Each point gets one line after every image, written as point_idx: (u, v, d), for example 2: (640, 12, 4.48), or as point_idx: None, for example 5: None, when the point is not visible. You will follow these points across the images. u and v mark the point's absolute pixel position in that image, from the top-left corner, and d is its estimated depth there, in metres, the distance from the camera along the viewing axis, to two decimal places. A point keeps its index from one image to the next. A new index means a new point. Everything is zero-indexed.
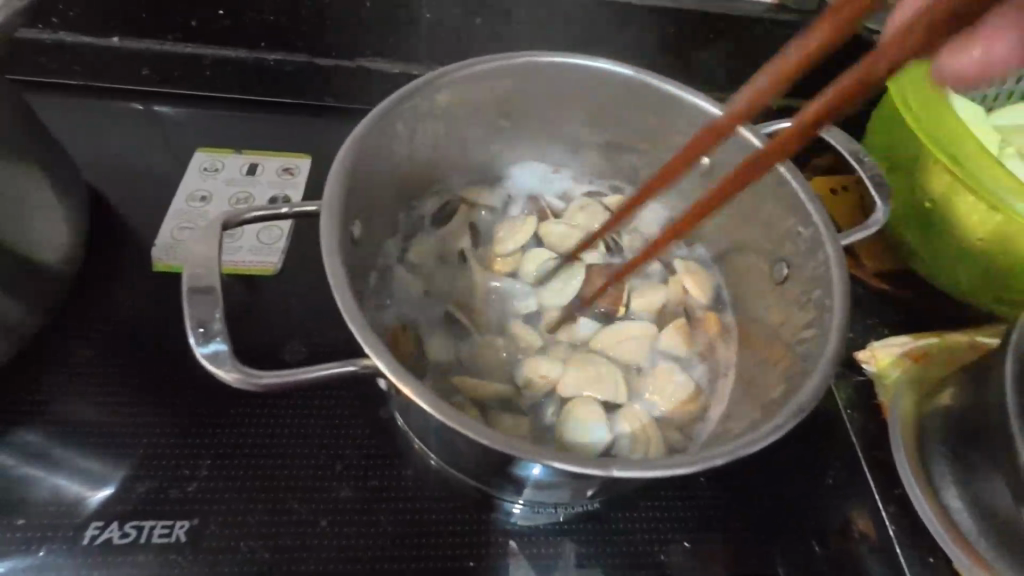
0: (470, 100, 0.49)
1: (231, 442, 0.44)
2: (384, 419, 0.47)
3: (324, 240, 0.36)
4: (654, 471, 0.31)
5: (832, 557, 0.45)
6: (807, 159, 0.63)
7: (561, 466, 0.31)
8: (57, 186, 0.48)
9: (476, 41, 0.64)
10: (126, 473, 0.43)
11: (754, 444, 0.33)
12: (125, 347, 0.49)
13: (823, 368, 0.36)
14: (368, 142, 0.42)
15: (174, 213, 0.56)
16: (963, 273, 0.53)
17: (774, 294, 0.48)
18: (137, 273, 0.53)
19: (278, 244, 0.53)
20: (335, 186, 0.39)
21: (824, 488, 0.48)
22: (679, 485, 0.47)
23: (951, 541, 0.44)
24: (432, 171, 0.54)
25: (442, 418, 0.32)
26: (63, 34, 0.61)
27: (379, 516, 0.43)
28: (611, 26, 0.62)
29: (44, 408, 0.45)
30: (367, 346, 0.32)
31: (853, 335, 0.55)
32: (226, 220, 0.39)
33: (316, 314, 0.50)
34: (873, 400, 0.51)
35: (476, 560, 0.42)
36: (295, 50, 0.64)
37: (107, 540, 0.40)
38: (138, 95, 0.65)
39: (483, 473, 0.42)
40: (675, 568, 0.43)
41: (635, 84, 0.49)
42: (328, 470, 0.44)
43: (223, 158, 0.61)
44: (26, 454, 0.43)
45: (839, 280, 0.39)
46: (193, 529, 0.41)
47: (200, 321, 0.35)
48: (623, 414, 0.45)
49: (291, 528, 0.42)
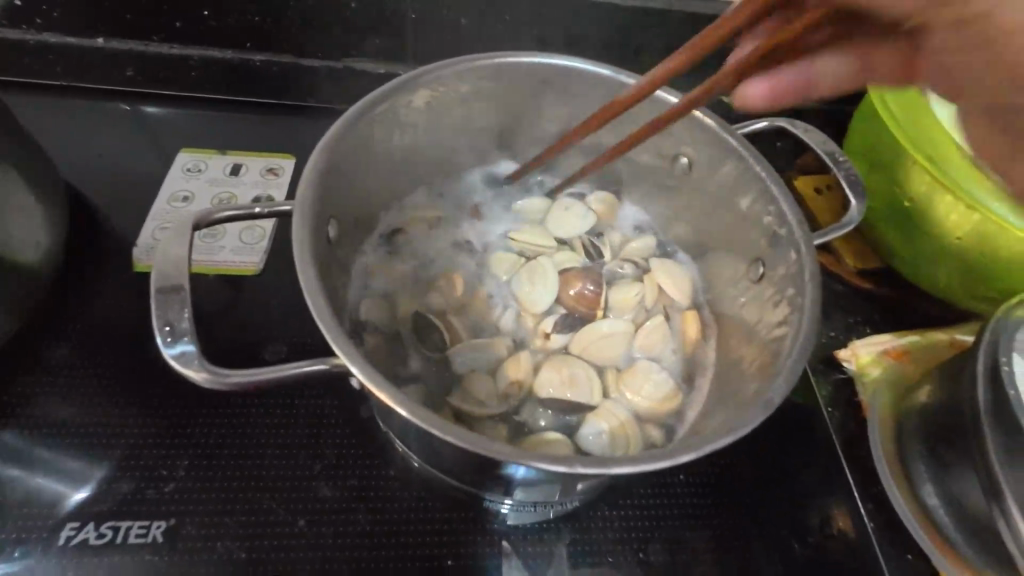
0: (449, 100, 0.49)
1: (210, 442, 0.44)
2: (365, 418, 0.47)
3: (298, 238, 0.36)
4: (623, 468, 0.31)
5: (810, 553, 0.46)
6: (791, 160, 0.64)
7: (536, 466, 0.31)
8: (36, 187, 0.48)
9: (461, 42, 0.64)
10: (104, 473, 0.43)
11: (725, 439, 0.33)
12: (104, 347, 0.48)
13: (794, 365, 0.36)
14: (345, 143, 0.42)
15: (156, 214, 0.56)
16: (943, 272, 0.53)
17: (751, 293, 0.48)
18: (118, 274, 0.53)
19: (260, 244, 0.53)
20: (310, 185, 0.39)
21: (803, 485, 0.48)
22: (659, 483, 0.47)
23: (926, 536, 0.44)
24: (414, 171, 0.54)
25: (419, 423, 0.32)
26: (47, 35, 0.61)
27: (358, 516, 0.43)
28: (595, 26, 0.63)
29: (20, 409, 0.45)
30: (340, 351, 0.32)
31: (833, 333, 0.55)
32: (202, 220, 0.39)
33: (297, 314, 0.50)
34: (854, 397, 0.52)
35: (455, 559, 0.42)
36: (280, 50, 0.64)
37: (82, 541, 0.40)
38: (123, 96, 0.65)
39: (461, 472, 0.42)
40: (654, 566, 0.44)
41: (614, 84, 0.49)
42: (307, 470, 0.44)
43: (206, 158, 0.61)
44: (3, 455, 0.43)
45: (811, 279, 0.40)
46: (170, 529, 0.41)
47: (168, 320, 0.35)
48: (602, 412, 0.45)
49: (268, 528, 0.41)
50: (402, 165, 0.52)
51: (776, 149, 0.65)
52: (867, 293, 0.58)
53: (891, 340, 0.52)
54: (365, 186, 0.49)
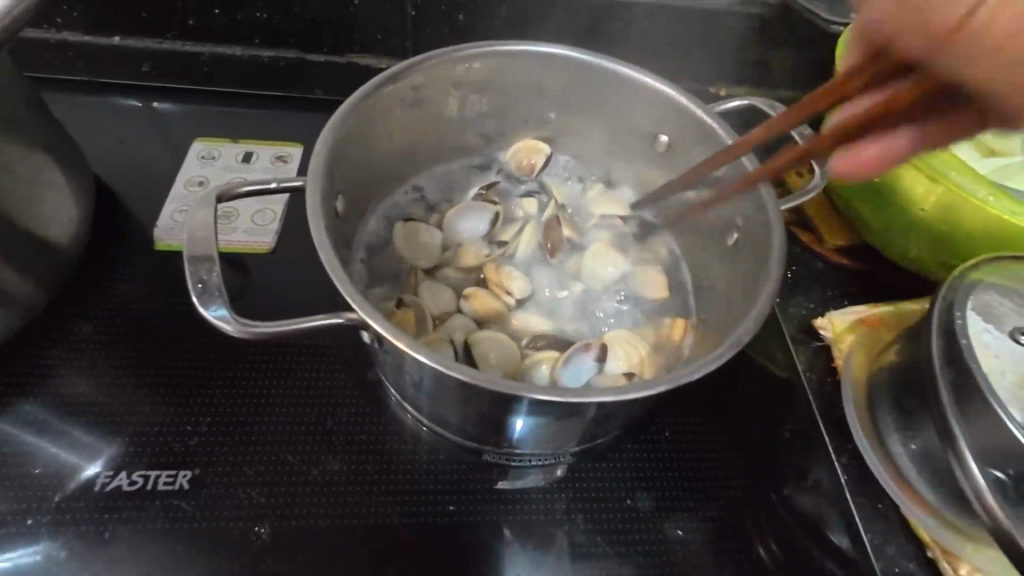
0: (447, 86, 0.53)
1: (230, 401, 0.48)
2: (372, 381, 0.51)
3: (312, 205, 0.39)
4: (608, 397, 0.36)
5: (786, 502, 0.49)
6: (770, 143, 0.67)
7: (532, 395, 0.35)
8: (66, 169, 0.52)
9: (458, 36, 0.68)
10: (132, 430, 0.47)
11: (698, 371, 0.37)
12: (127, 322, 0.52)
13: (760, 311, 0.40)
14: (352, 125, 0.46)
15: (174, 197, 0.60)
16: (914, 244, 0.56)
17: (726, 259, 0.52)
18: (143, 253, 0.56)
19: (271, 225, 0.56)
20: (322, 160, 0.42)
21: (781, 441, 0.52)
22: (643, 438, 0.51)
23: (895, 485, 0.48)
24: (413, 157, 0.58)
25: (433, 362, 0.36)
26: (67, 33, 0.65)
27: (366, 467, 0.47)
28: (584, 21, 0.66)
29: (49, 380, 0.49)
30: (355, 303, 0.36)
31: (812, 303, 0.59)
32: (224, 194, 0.42)
33: (307, 287, 0.54)
34: (829, 362, 0.55)
35: (457, 505, 0.46)
36: (287, 46, 0.68)
37: (116, 488, 0.44)
38: (137, 91, 0.69)
39: (463, 426, 0.46)
40: (641, 512, 0.47)
41: (598, 69, 0.52)
42: (319, 427, 0.48)
43: (219, 146, 0.64)
44: (31, 423, 0.47)
45: (777, 239, 0.44)
46: (195, 477, 0.44)
47: (200, 278, 0.39)
48: (592, 350, 0.50)
49: (286, 476, 0.45)
50: (403, 148, 0.56)
51: (761, 137, 0.69)
52: (846, 267, 0.61)
53: (861, 309, 0.56)
54: (368, 166, 0.52)
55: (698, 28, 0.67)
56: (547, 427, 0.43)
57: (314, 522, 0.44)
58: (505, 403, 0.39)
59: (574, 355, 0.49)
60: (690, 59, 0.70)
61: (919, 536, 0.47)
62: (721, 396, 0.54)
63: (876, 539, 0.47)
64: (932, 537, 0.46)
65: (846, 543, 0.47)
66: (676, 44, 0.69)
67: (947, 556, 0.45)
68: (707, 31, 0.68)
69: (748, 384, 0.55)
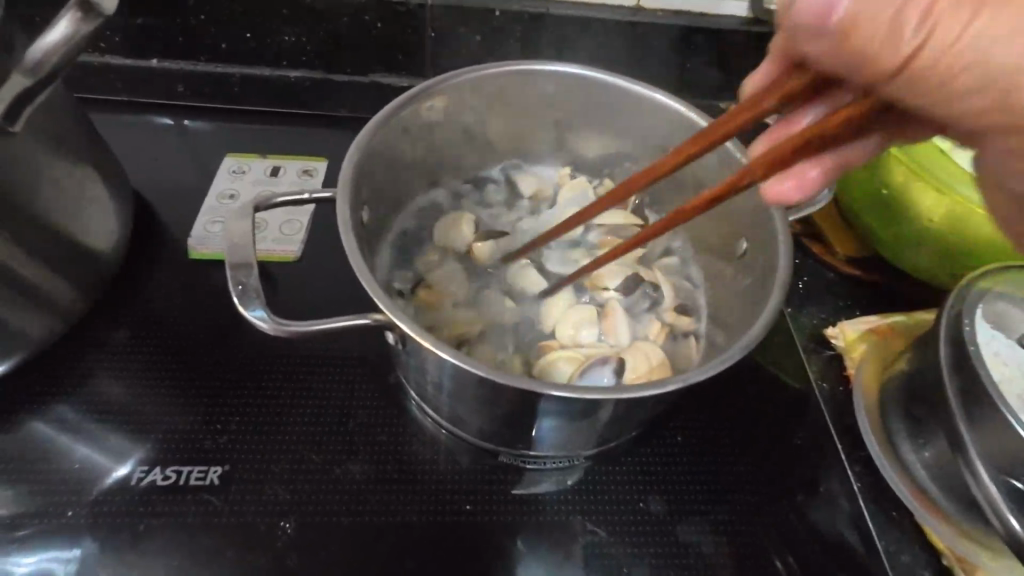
0: (465, 102, 0.55)
1: (258, 402, 0.50)
2: (391, 384, 0.52)
3: (342, 215, 0.42)
4: (624, 394, 0.37)
5: (800, 508, 0.49)
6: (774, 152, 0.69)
7: (553, 392, 0.37)
8: (109, 184, 0.55)
9: (476, 56, 0.71)
10: (165, 429, 0.49)
11: (709, 370, 0.38)
12: (159, 328, 0.55)
13: (767, 313, 0.42)
14: (377, 140, 0.48)
15: (206, 209, 0.63)
16: (923, 256, 0.57)
17: (735, 269, 0.54)
18: (176, 262, 0.59)
19: (297, 235, 0.59)
20: (350, 173, 0.45)
21: (794, 449, 0.52)
22: (655, 442, 0.52)
23: (908, 492, 0.48)
24: (432, 170, 0.61)
25: (460, 362, 0.38)
26: (109, 57, 0.69)
27: (387, 466, 0.48)
28: (598, 41, 0.69)
29: (86, 383, 0.51)
30: (385, 306, 0.38)
31: (823, 314, 0.60)
32: (259, 204, 0.45)
33: (330, 294, 0.56)
34: (842, 371, 0.56)
35: (473, 505, 0.47)
36: (313, 67, 0.71)
37: (151, 482, 0.46)
38: (172, 110, 0.73)
39: (480, 429, 0.47)
40: (654, 515, 0.48)
41: (609, 86, 0.55)
42: (342, 428, 0.50)
43: (249, 162, 0.68)
44: (69, 424, 0.49)
45: (784, 247, 0.45)
46: (225, 473, 0.47)
47: (239, 280, 0.42)
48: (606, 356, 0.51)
49: (311, 473, 0.47)
50: (423, 160, 0.58)
51: None
52: (857, 277, 0.62)
53: (874, 319, 0.57)
54: (389, 178, 0.55)
55: (712, 46, 0.70)
56: (562, 429, 0.44)
57: (338, 519, 0.45)
58: (521, 402, 0.40)
59: (592, 367, 0.51)
60: (702, 76, 0.72)
61: (934, 543, 0.47)
62: (733, 404, 0.55)
63: (889, 546, 0.47)
64: (947, 544, 0.46)
65: (860, 550, 0.47)
66: (687, 61, 0.71)
67: (963, 564, 0.45)
68: (717, 49, 0.70)
69: (760, 392, 0.55)
